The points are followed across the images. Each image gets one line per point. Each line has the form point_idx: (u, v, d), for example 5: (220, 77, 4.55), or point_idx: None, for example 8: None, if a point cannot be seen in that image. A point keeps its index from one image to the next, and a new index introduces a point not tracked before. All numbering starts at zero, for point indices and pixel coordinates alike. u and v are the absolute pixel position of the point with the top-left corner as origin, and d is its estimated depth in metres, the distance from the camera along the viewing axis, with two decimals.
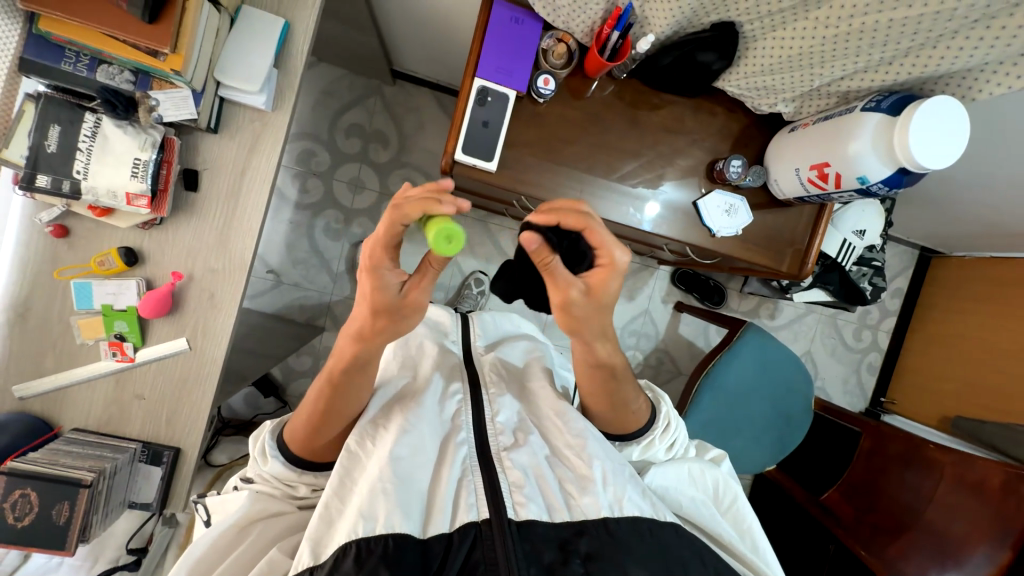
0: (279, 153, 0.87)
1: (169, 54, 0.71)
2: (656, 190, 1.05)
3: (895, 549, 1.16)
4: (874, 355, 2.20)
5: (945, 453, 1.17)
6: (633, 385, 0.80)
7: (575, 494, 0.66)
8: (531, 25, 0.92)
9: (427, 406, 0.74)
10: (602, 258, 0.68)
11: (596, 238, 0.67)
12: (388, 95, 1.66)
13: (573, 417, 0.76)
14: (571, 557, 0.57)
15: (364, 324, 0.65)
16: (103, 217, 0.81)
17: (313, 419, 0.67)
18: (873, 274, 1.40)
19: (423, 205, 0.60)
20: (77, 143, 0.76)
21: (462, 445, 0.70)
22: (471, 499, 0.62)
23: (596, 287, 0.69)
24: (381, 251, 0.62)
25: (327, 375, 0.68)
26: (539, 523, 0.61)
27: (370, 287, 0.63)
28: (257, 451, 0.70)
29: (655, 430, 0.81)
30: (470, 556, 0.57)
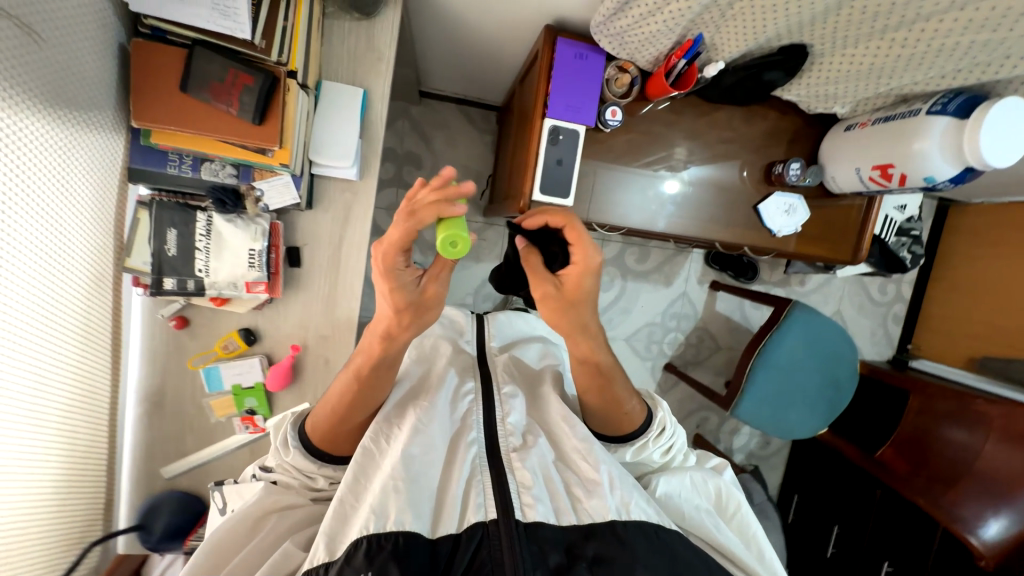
0: (370, 219, 0.89)
1: (277, 149, 0.73)
2: (682, 170, 1.07)
3: (953, 496, 1.27)
4: (899, 306, 2.29)
5: (993, 407, 1.31)
6: (629, 388, 0.81)
7: (582, 497, 0.67)
8: (594, 59, 0.93)
9: (440, 406, 0.77)
10: (573, 252, 0.72)
11: (570, 232, 0.71)
12: (415, 115, 1.65)
13: (581, 425, 0.77)
14: (576, 562, 0.59)
15: (392, 322, 0.69)
16: (223, 305, 0.85)
17: (338, 414, 0.71)
18: (912, 243, 1.45)
19: (438, 208, 0.61)
20: (194, 243, 0.79)
21: (472, 444, 0.71)
22: (479, 499, 0.64)
23: (570, 281, 0.73)
24: (394, 245, 0.63)
25: (354, 372, 0.72)
26: (546, 526, 0.62)
27: (394, 289, 0.66)
28: (279, 442, 0.73)
29: (649, 434, 0.80)
30: (476, 556, 0.59)
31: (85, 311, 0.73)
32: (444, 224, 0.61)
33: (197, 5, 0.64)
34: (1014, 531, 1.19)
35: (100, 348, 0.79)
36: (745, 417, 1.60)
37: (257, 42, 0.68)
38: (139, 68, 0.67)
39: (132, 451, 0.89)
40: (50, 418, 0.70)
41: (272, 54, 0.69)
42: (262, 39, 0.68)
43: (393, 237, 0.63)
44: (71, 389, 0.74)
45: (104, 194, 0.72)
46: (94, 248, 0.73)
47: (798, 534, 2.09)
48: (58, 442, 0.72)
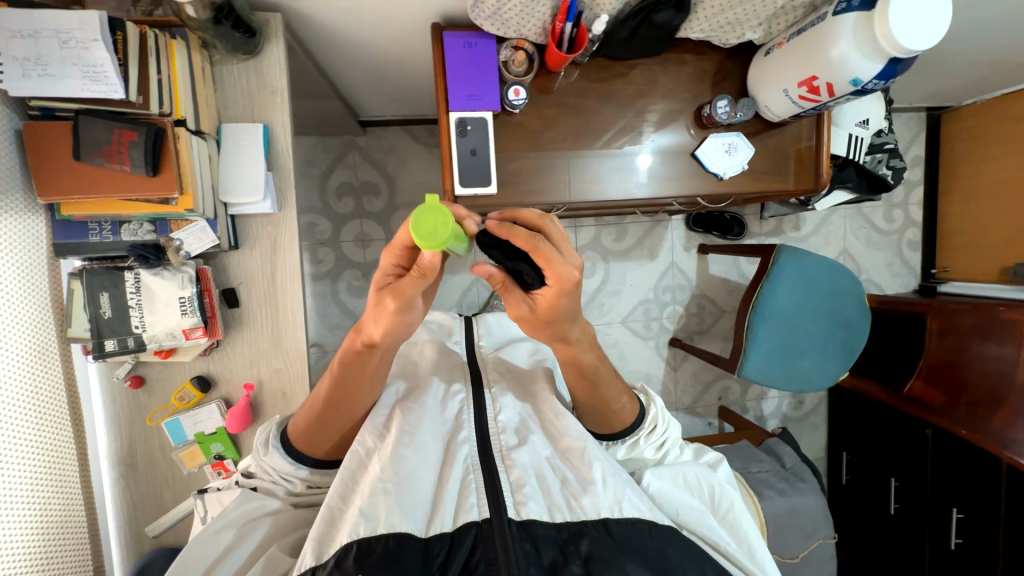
0: (298, 246, 0.90)
1: (180, 195, 0.76)
2: (642, 141, 1.06)
3: (999, 420, 1.13)
4: (912, 230, 2.13)
5: (1017, 312, 1.14)
6: (621, 384, 0.80)
7: (577, 494, 0.65)
8: (483, 44, 0.93)
9: (430, 405, 0.78)
10: (546, 273, 0.61)
11: (541, 255, 0.60)
12: (364, 146, 1.70)
13: (572, 421, 0.76)
14: (571, 559, 0.58)
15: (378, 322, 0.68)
16: (169, 357, 0.87)
17: (313, 420, 0.74)
18: (889, 158, 1.36)
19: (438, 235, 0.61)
20: (126, 301, 0.82)
21: (464, 444, 0.72)
22: (472, 499, 0.63)
23: (545, 302, 0.65)
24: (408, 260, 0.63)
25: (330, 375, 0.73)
26: (539, 523, 0.61)
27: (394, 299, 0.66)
28: (261, 440, 0.76)
29: (641, 430, 0.80)
30: (471, 555, 0.57)
31: (33, 387, 0.74)
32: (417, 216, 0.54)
33: (70, 77, 0.68)
34: None
35: (60, 424, 0.79)
36: (753, 376, 1.48)
37: (134, 99, 0.71)
38: (36, 147, 0.72)
39: (115, 515, 0.92)
40: (16, 497, 0.70)
41: (152, 107, 0.73)
42: (138, 94, 0.72)
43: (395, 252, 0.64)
44: (33, 465, 0.74)
45: (35, 271, 0.76)
46: (33, 324, 0.75)
47: (855, 494, 1.93)
48: (27, 520, 0.72)
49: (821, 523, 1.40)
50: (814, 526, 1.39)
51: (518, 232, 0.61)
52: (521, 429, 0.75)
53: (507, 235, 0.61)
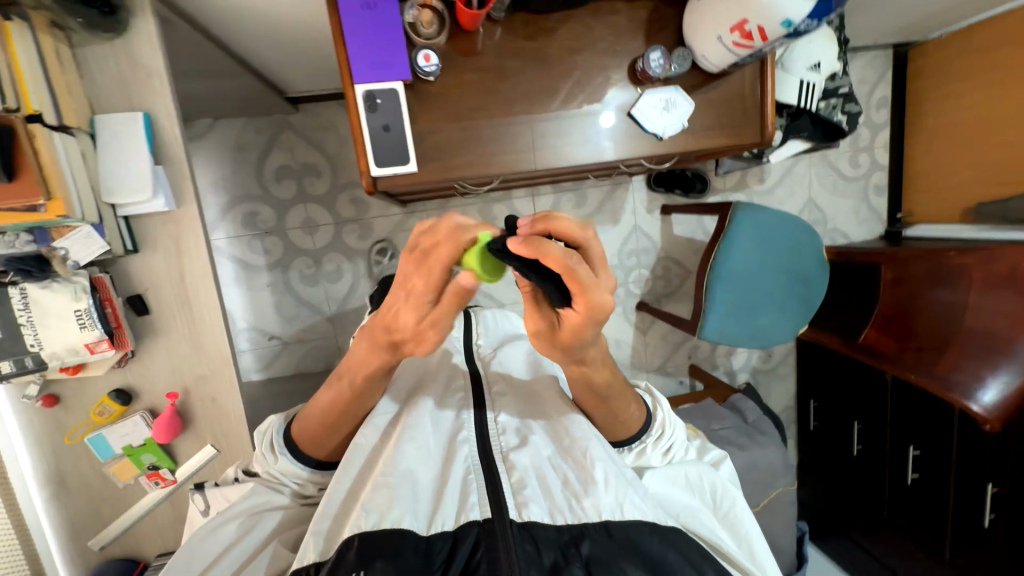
0: (204, 245, 0.84)
1: (47, 201, 0.68)
2: (603, 99, 0.99)
3: (945, 364, 1.14)
4: (879, 175, 2.09)
5: (965, 255, 1.16)
6: (630, 392, 0.76)
7: (579, 494, 0.63)
8: (383, 4, 0.84)
9: (429, 406, 0.76)
10: (576, 302, 0.57)
11: (577, 281, 0.54)
12: (298, 125, 1.59)
13: (579, 421, 0.73)
14: (572, 562, 0.56)
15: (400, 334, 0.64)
16: (78, 373, 0.82)
17: (326, 423, 0.72)
18: (844, 102, 1.30)
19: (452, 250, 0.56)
20: (15, 319, 0.76)
21: (464, 444, 0.70)
22: (473, 499, 0.62)
23: (568, 328, 0.61)
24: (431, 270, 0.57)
25: (346, 383, 0.70)
26: (541, 525, 0.60)
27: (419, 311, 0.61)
28: (267, 446, 0.73)
29: (648, 437, 0.77)
30: (472, 556, 0.57)
31: None
32: (473, 253, 0.56)
33: None
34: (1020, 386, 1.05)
35: None
36: (713, 337, 1.48)
37: None
38: None
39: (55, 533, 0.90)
40: None
41: None
42: None
43: (439, 257, 0.56)
44: None
45: None
46: None
47: (823, 440, 1.99)
48: None
49: (781, 474, 1.45)
50: (775, 477, 1.44)
51: (553, 251, 0.54)
52: (522, 428, 0.74)
53: (541, 255, 0.53)
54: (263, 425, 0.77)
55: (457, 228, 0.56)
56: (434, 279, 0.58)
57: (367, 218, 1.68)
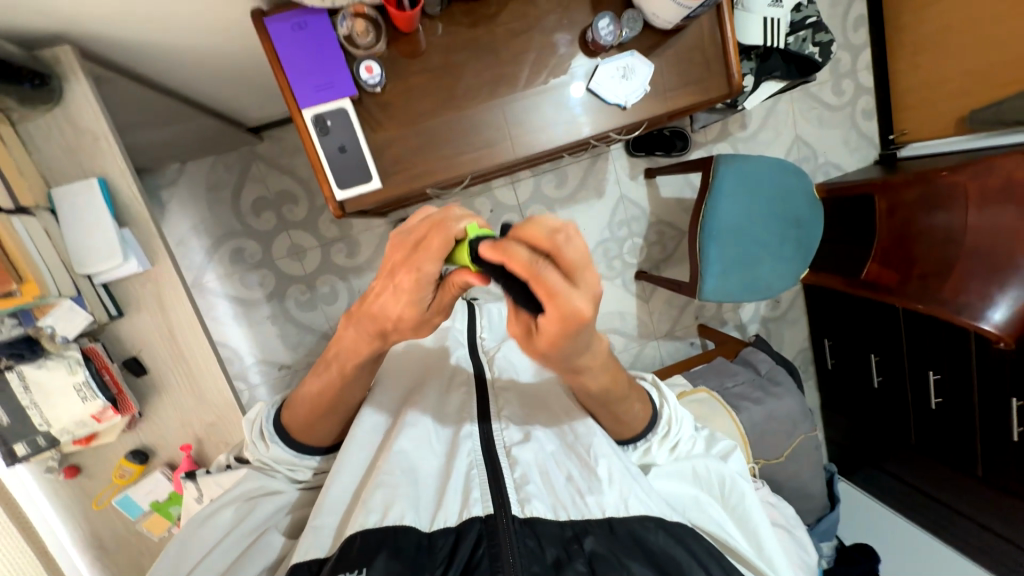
0: (187, 298, 0.84)
1: (20, 284, 0.69)
2: (570, 69, 0.96)
3: (951, 288, 1.11)
4: (866, 99, 2.01)
5: (958, 174, 1.13)
6: (636, 394, 0.76)
7: (582, 492, 0.65)
8: (314, 21, 0.80)
9: (432, 410, 0.77)
10: (546, 307, 0.51)
11: (542, 286, 0.50)
12: (266, 154, 1.57)
13: (588, 424, 0.74)
14: (575, 557, 0.58)
15: (389, 323, 0.63)
16: (92, 443, 0.84)
17: (317, 412, 0.72)
18: (813, 33, 1.24)
19: (445, 236, 0.54)
20: (19, 402, 0.77)
21: (467, 439, 0.71)
22: (476, 494, 0.64)
23: (546, 336, 0.55)
24: (428, 255, 0.55)
25: (337, 369, 0.70)
26: (544, 520, 0.61)
27: (412, 301, 0.60)
28: (257, 435, 0.74)
29: (652, 436, 0.78)
30: (474, 553, 0.58)
31: None
32: (462, 250, 0.55)
33: None
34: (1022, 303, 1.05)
35: None
36: (714, 296, 1.45)
37: None
38: None
39: None
40: None
41: None
42: None
43: (430, 249, 0.55)
44: None
45: None
46: None
47: (842, 377, 1.98)
48: None
49: (801, 421, 1.45)
50: (795, 424, 1.44)
51: (518, 254, 0.50)
52: (525, 425, 0.75)
53: (503, 257, 0.50)
54: (252, 414, 0.78)
55: (451, 222, 0.55)
56: (425, 272, 0.57)
57: (352, 234, 1.67)
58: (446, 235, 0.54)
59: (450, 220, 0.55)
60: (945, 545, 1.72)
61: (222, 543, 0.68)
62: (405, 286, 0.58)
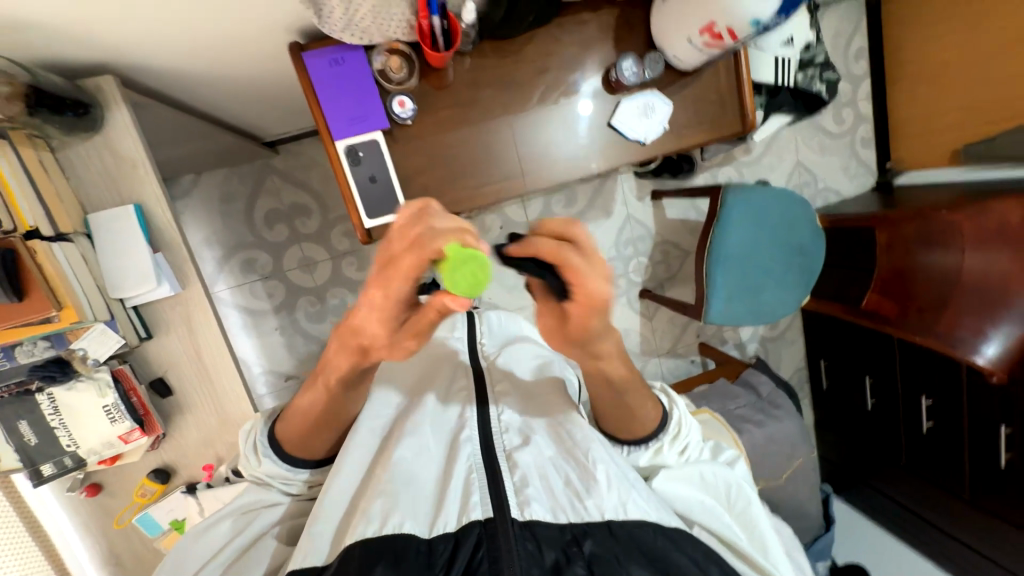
0: (215, 321, 0.85)
1: (59, 311, 0.71)
2: (580, 86, 0.98)
3: (947, 322, 1.16)
4: (865, 127, 2.07)
5: (957, 213, 1.17)
6: (648, 395, 0.77)
7: (581, 494, 0.64)
8: (351, 57, 0.84)
9: (432, 415, 0.77)
10: (576, 292, 0.55)
11: (569, 270, 0.54)
12: (281, 167, 1.59)
13: (580, 424, 0.75)
14: (574, 561, 0.56)
15: (366, 342, 0.58)
16: (116, 462, 0.85)
17: (311, 423, 0.71)
18: (821, 71, 1.29)
19: (419, 254, 0.48)
20: (49, 424, 0.79)
21: (467, 443, 0.71)
22: (475, 497, 0.63)
23: (576, 321, 0.59)
24: (400, 273, 0.50)
25: (323, 385, 0.68)
26: (543, 522, 0.60)
27: (387, 321, 0.54)
28: (249, 450, 0.73)
29: (664, 437, 0.77)
30: (473, 556, 0.57)
31: None
32: (438, 270, 0.49)
33: None
34: (1013, 339, 1.12)
35: None
36: (719, 319, 1.50)
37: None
38: None
39: None
40: None
41: None
42: None
43: (400, 268, 0.49)
44: None
45: None
46: None
47: (836, 397, 2.03)
48: None
49: (799, 443, 1.49)
50: (793, 446, 1.48)
51: (542, 245, 0.54)
52: (525, 429, 0.75)
53: (529, 249, 0.54)
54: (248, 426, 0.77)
55: (426, 236, 0.48)
56: (395, 291, 0.51)
57: (363, 248, 1.69)
58: (421, 254, 0.48)
59: (430, 236, 0.48)
60: (934, 565, 1.76)
61: (220, 554, 0.69)
62: (378, 304, 0.53)
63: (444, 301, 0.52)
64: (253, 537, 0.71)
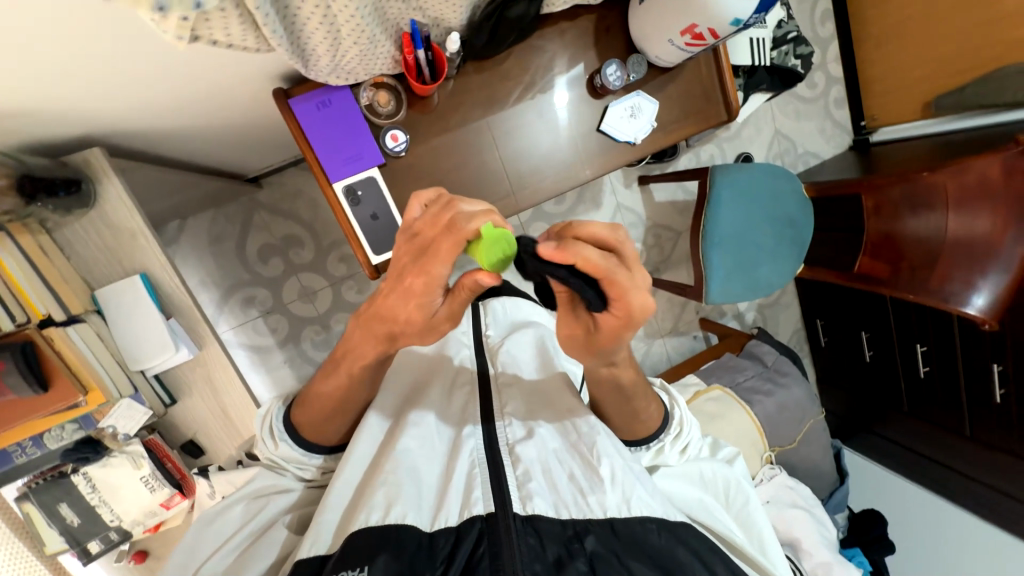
0: (237, 377, 0.85)
1: (84, 395, 0.72)
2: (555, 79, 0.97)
3: (938, 278, 1.21)
4: (837, 88, 2.10)
5: (940, 174, 1.20)
6: (649, 395, 0.77)
7: (584, 489, 0.66)
8: (337, 98, 0.83)
9: (436, 413, 0.79)
10: (616, 305, 0.56)
11: (614, 281, 0.54)
12: (267, 201, 1.57)
13: (589, 418, 0.77)
14: (575, 556, 0.58)
15: (394, 323, 0.63)
16: (161, 527, 0.87)
17: (330, 410, 0.73)
18: (794, 47, 1.30)
19: (456, 238, 0.53)
20: (88, 503, 0.79)
21: (470, 438, 0.73)
22: (477, 493, 0.64)
23: (608, 333, 0.60)
24: (440, 257, 0.55)
25: (345, 370, 0.71)
26: (545, 517, 0.61)
27: (421, 304, 0.60)
28: (269, 434, 0.74)
29: (665, 437, 0.79)
30: (475, 549, 0.58)
31: None
32: (474, 251, 0.54)
33: None
34: (1002, 288, 1.17)
35: None
36: (719, 299, 1.54)
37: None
38: None
39: None
40: None
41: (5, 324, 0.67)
42: None
43: (439, 253, 0.54)
44: None
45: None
46: None
47: (835, 354, 2.11)
48: None
49: (808, 407, 1.55)
50: (803, 410, 1.54)
51: (585, 251, 0.53)
52: (528, 422, 0.76)
53: (572, 256, 0.53)
54: (264, 409, 0.78)
55: (460, 219, 0.53)
56: (434, 274, 0.56)
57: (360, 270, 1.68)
58: (458, 236, 0.53)
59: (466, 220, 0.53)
60: (942, 500, 1.86)
61: (228, 549, 0.67)
62: (414, 285, 0.58)
63: (473, 279, 0.57)
64: (265, 525, 0.70)
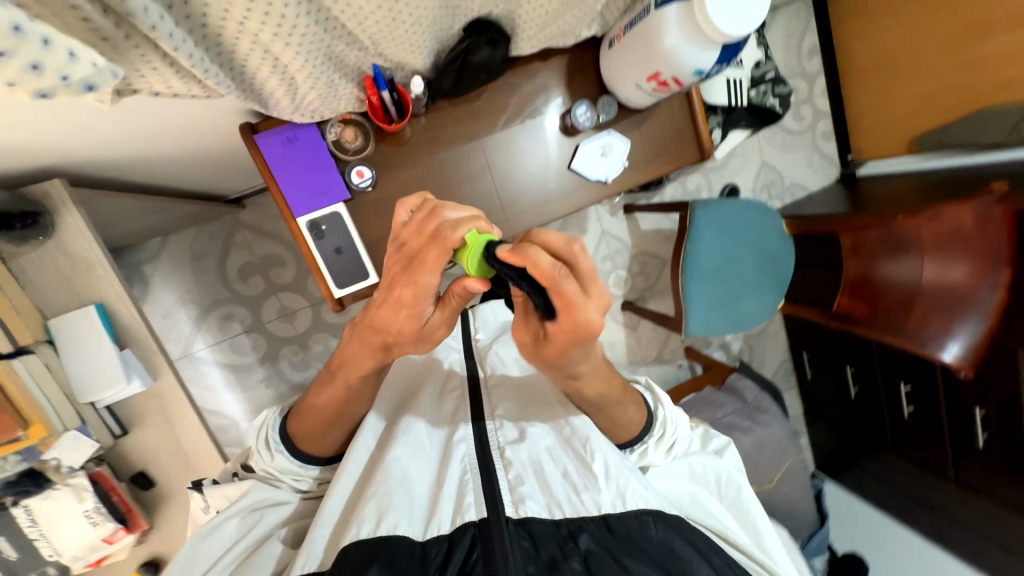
0: (192, 408, 0.84)
1: (27, 428, 0.71)
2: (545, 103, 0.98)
3: (915, 321, 1.20)
4: (824, 121, 2.12)
5: (914, 219, 1.21)
6: (631, 398, 0.74)
7: (578, 489, 0.63)
8: (304, 134, 0.84)
9: (426, 415, 0.76)
10: (561, 318, 0.54)
11: (561, 294, 0.51)
12: (249, 221, 1.58)
13: (581, 416, 0.74)
14: (571, 556, 0.56)
15: (388, 334, 0.63)
16: (104, 562, 0.85)
17: (325, 421, 0.72)
18: (772, 87, 1.32)
19: (442, 248, 0.53)
20: (28, 536, 0.77)
21: (461, 443, 0.70)
22: (469, 499, 0.62)
23: (556, 344, 0.58)
24: (430, 267, 0.55)
25: (342, 382, 0.70)
26: (539, 520, 0.60)
27: (413, 313, 0.60)
28: (264, 444, 0.72)
29: (648, 438, 0.75)
30: (469, 557, 0.56)
31: None
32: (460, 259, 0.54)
33: None
34: (978, 336, 1.14)
35: None
36: (699, 331, 1.53)
37: None
38: None
39: None
40: None
41: None
42: None
43: (427, 262, 0.55)
44: None
45: None
46: None
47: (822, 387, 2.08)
48: None
49: (787, 446, 1.53)
50: (782, 449, 1.51)
51: (539, 259, 0.51)
52: (519, 424, 0.74)
53: (523, 261, 0.51)
54: (259, 420, 0.76)
55: (446, 227, 0.54)
56: (423, 283, 0.57)
57: None
58: (444, 245, 0.53)
59: (454, 228, 0.54)
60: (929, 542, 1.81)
61: (224, 560, 0.65)
62: (404, 294, 0.58)
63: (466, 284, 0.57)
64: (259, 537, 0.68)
